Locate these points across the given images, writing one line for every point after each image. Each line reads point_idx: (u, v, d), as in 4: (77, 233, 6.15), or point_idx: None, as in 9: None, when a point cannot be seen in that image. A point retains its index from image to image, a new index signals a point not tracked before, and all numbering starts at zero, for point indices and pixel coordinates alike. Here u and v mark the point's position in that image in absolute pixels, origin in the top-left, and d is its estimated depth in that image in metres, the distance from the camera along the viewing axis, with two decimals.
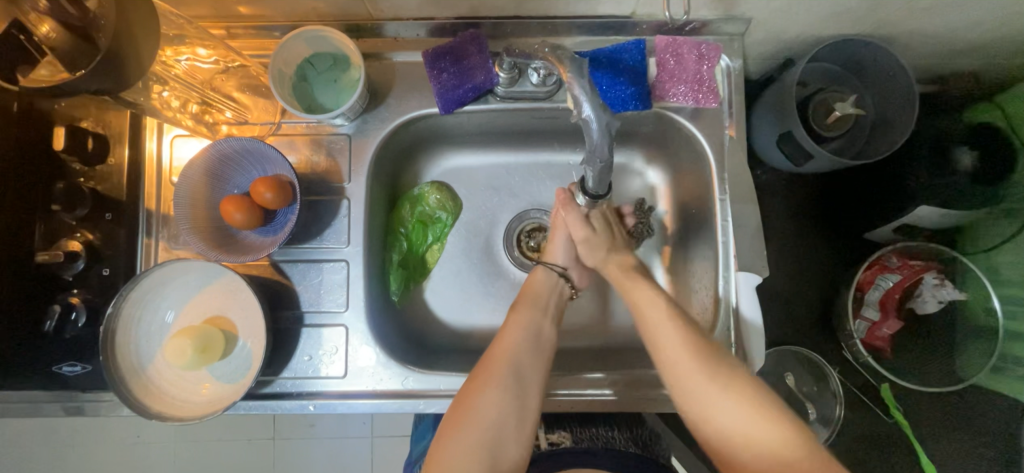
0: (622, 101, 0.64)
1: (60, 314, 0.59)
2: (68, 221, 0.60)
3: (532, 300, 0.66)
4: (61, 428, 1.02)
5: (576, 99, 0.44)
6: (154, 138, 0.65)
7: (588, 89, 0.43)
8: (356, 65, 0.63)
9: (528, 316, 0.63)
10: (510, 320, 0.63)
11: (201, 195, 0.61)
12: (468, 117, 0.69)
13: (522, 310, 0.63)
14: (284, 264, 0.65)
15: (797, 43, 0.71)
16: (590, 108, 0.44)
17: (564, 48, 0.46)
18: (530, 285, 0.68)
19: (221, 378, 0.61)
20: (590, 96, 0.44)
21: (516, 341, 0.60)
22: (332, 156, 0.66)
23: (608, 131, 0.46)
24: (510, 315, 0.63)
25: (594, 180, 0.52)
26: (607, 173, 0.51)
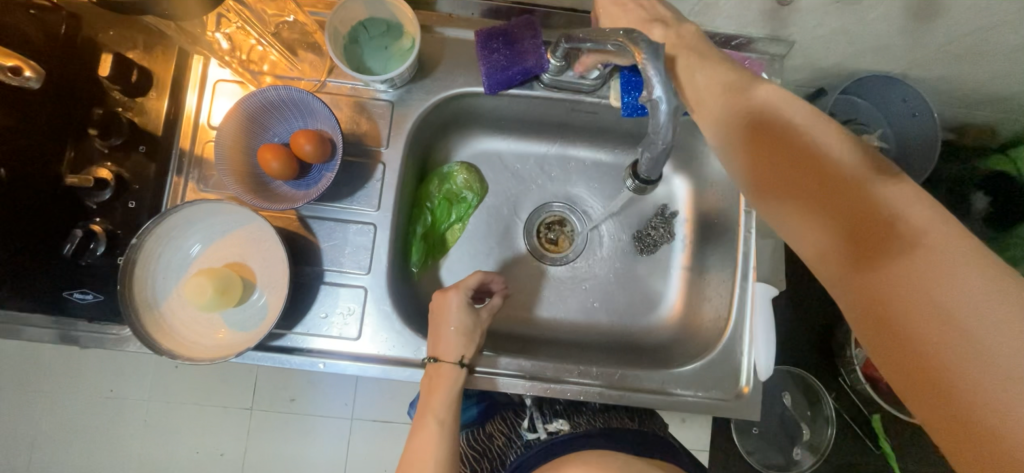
0: (632, 109, 0.63)
1: (81, 242, 0.58)
2: (101, 149, 0.60)
3: (440, 408, 0.57)
4: (12, 381, 0.93)
5: (648, 80, 0.44)
6: (195, 93, 0.65)
7: (662, 71, 0.44)
8: (409, 34, 0.64)
9: (433, 435, 0.55)
10: (416, 446, 0.55)
11: (238, 141, 0.61)
12: (510, 100, 0.71)
13: (427, 426, 0.56)
14: (312, 220, 0.65)
15: (832, 74, 0.73)
16: (661, 90, 0.44)
17: (640, 32, 0.47)
18: (428, 400, 0.58)
19: (235, 325, 0.60)
20: (662, 78, 0.44)
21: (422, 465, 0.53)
22: (372, 121, 0.66)
23: (674, 115, 0.45)
24: (414, 437, 0.56)
25: (649, 166, 0.52)
26: (664, 159, 0.50)
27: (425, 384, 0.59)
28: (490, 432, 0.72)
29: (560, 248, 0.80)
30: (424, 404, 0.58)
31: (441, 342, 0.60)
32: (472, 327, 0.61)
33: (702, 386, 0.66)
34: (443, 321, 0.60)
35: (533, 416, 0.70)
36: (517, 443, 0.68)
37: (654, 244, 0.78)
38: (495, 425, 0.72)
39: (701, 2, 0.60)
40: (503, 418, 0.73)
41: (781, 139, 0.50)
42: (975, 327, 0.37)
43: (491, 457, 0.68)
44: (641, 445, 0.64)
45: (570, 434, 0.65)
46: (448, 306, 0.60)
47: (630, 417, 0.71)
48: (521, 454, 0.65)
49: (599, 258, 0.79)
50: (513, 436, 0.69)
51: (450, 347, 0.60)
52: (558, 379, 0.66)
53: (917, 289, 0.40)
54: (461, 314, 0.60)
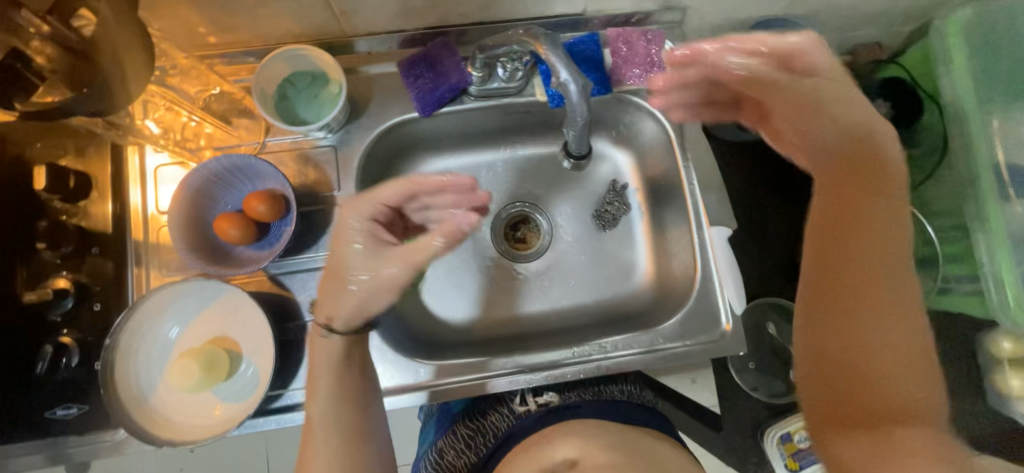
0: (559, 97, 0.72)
1: (53, 356, 0.58)
2: (52, 261, 0.60)
3: (321, 381, 0.58)
4: None
5: (554, 67, 0.55)
6: (137, 188, 0.65)
7: (562, 57, 0.54)
8: (335, 80, 0.66)
9: (321, 405, 0.57)
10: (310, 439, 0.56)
11: (193, 217, 0.62)
12: (446, 119, 0.74)
13: (318, 410, 0.57)
14: (284, 275, 0.66)
15: (729, 27, 0.80)
16: (566, 73, 0.55)
17: (536, 28, 0.57)
18: (316, 378, 0.58)
19: (228, 398, 0.60)
20: (564, 63, 0.55)
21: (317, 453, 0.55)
22: (320, 168, 0.68)
23: (584, 91, 0.56)
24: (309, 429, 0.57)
25: (577, 141, 0.64)
26: (586, 131, 0.62)
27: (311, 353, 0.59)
28: (483, 413, 0.73)
29: (528, 245, 0.83)
30: (311, 391, 0.58)
31: (324, 297, 0.58)
32: (359, 278, 0.56)
33: (688, 335, 0.70)
34: (336, 272, 0.57)
35: (522, 391, 0.72)
36: (510, 415, 0.70)
37: (613, 219, 0.82)
38: (488, 404, 0.74)
39: None
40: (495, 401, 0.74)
41: (863, 163, 0.52)
42: (894, 428, 0.45)
43: (486, 432, 0.70)
44: (631, 415, 0.68)
45: (560, 406, 0.69)
46: (339, 237, 0.58)
47: (619, 390, 0.73)
48: (517, 425, 0.68)
49: (567, 244, 0.82)
50: (506, 411, 0.71)
51: (333, 306, 0.57)
52: (553, 364, 0.69)
53: (879, 393, 0.47)
54: (354, 228, 0.57)
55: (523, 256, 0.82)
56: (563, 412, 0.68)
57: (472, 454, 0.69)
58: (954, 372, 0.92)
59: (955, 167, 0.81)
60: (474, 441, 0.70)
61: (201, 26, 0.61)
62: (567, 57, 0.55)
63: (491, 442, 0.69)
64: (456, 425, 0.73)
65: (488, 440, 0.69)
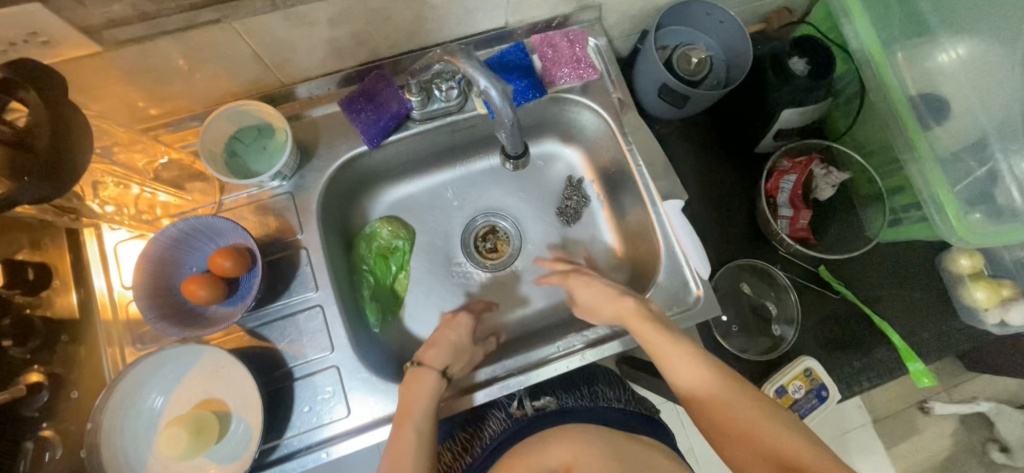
0: None
1: (35, 452, 0.57)
2: (20, 357, 0.58)
3: (412, 413, 0.61)
4: None
5: (474, 77, 0.58)
6: (101, 275, 0.65)
7: (479, 67, 0.58)
8: (280, 128, 0.68)
9: (411, 434, 0.59)
10: (398, 447, 0.59)
11: (161, 285, 0.62)
12: (396, 147, 0.76)
13: (406, 431, 0.59)
14: (259, 327, 0.66)
15: (645, 16, 0.85)
16: (485, 81, 0.58)
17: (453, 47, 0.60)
18: (405, 400, 0.62)
19: (223, 459, 0.59)
20: (482, 72, 0.58)
21: (403, 453, 0.58)
22: (280, 216, 0.70)
23: (505, 95, 0.60)
24: (393, 441, 0.59)
25: (510, 141, 0.68)
26: (517, 131, 0.66)
27: (400, 392, 0.63)
28: (481, 419, 0.76)
29: (500, 253, 0.85)
30: (403, 410, 0.61)
31: (430, 352, 0.67)
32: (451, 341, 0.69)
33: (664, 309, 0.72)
34: (440, 336, 0.69)
35: (520, 396, 0.74)
36: (506, 419, 0.72)
37: (575, 212, 0.86)
38: (488, 412, 0.76)
39: (511, 4, 0.69)
40: (493, 408, 0.76)
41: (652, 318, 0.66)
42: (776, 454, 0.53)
43: (481, 436, 0.72)
44: (624, 422, 0.68)
45: (556, 410, 0.69)
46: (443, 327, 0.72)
47: (616, 398, 0.74)
48: (507, 428, 0.69)
49: (536, 246, 0.85)
50: (502, 415, 0.72)
51: (437, 355, 0.66)
52: (541, 361, 0.71)
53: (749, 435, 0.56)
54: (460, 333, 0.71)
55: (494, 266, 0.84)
56: (554, 415, 0.68)
57: (467, 456, 0.71)
58: (924, 297, 0.97)
59: (877, 107, 0.87)
60: (471, 445, 0.73)
61: (139, 101, 0.63)
62: (484, 66, 0.58)
63: (482, 443, 0.71)
64: (458, 432, 0.77)
65: (483, 443, 0.71)
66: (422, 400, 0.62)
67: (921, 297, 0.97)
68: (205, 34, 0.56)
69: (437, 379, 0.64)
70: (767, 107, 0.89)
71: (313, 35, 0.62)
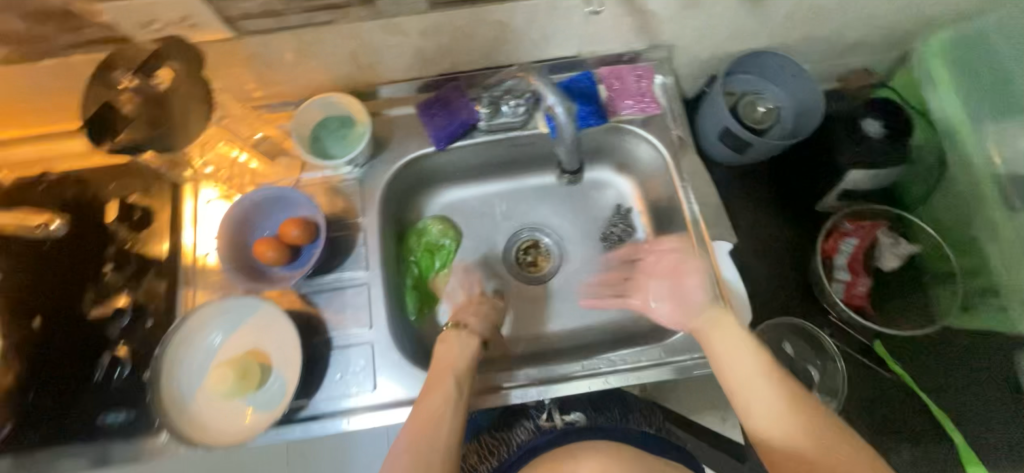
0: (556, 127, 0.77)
1: (108, 365, 0.65)
2: (116, 282, 0.69)
3: (445, 378, 0.63)
4: None
5: (544, 92, 0.62)
6: (188, 231, 0.73)
7: (549, 84, 0.62)
8: (361, 121, 0.76)
9: (448, 384, 0.63)
10: (426, 405, 0.60)
11: (235, 242, 0.70)
12: (459, 152, 0.82)
13: (436, 392, 0.61)
14: (310, 294, 0.72)
15: (716, 61, 0.87)
16: (553, 97, 0.62)
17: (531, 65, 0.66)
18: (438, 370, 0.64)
19: (258, 407, 0.64)
20: (552, 89, 0.62)
21: (431, 411, 0.60)
22: (347, 198, 0.77)
23: (569, 113, 0.64)
24: (423, 399, 0.61)
25: (568, 156, 0.72)
26: (576, 146, 0.69)
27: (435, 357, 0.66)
28: (507, 424, 0.75)
29: (539, 268, 0.88)
30: (433, 375, 0.63)
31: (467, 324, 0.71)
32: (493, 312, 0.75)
33: (696, 350, 0.71)
34: (474, 307, 0.75)
35: (550, 407, 0.73)
36: (535, 429, 0.71)
37: (619, 240, 0.87)
38: (514, 417, 0.75)
39: (585, 35, 0.74)
40: (519, 414, 0.75)
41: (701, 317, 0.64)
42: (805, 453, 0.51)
43: (506, 441, 0.73)
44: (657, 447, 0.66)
45: (587, 426, 0.68)
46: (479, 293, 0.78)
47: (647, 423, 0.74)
48: (539, 438, 0.69)
49: (575, 266, 0.87)
50: (531, 425, 0.72)
51: (473, 321, 0.72)
52: (564, 376, 0.72)
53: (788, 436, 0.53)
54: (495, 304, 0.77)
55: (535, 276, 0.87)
56: (583, 432, 0.67)
57: (495, 459, 0.72)
58: None
59: (955, 181, 0.84)
60: (497, 450, 0.73)
61: (250, 82, 0.73)
62: (551, 82, 0.62)
63: (509, 450, 0.71)
64: (482, 435, 0.77)
65: (510, 449, 0.71)
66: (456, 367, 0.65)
67: (994, 394, 0.86)
68: (318, 31, 0.65)
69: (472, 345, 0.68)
70: (833, 164, 0.87)
71: (405, 43, 0.70)
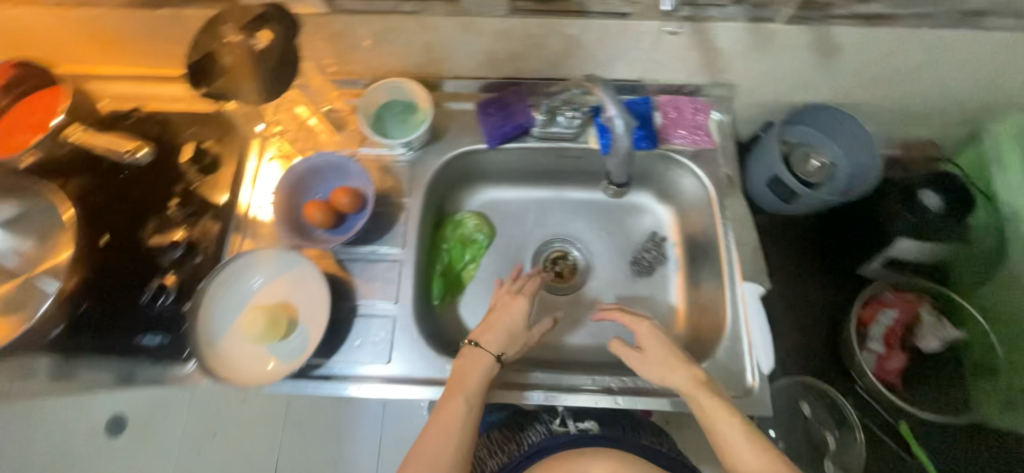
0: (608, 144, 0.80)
1: (155, 290, 0.70)
2: (177, 217, 0.74)
3: (467, 387, 0.65)
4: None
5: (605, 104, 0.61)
6: (246, 190, 0.78)
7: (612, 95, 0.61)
8: (423, 109, 0.80)
9: (460, 407, 0.64)
10: (444, 412, 0.63)
11: (286, 200, 0.74)
12: (507, 153, 0.84)
13: (457, 401, 0.64)
14: (346, 261, 0.75)
15: (775, 109, 0.87)
16: (614, 108, 0.61)
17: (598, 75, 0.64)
18: (462, 377, 0.66)
19: (279, 356, 0.68)
20: (613, 100, 0.62)
21: (451, 418, 0.63)
22: (396, 178, 0.80)
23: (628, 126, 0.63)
24: (444, 405, 0.64)
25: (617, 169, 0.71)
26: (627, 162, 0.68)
27: (457, 365, 0.67)
28: (519, 424, 0.78)
29: (565, 280, 0.88)
30: (456, 382, 0.66)
31: (487, 335, 0.70)
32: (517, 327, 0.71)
33: None
34: (495, 319, 0.71)
35: (564, 414, 0.76)
36: (547, 432, 0.74)
37: (649, 266, 0.87)
38: (527, 420, 0.78)
39: (649, 61, 0.76)
40: (532, 418, 0.78)
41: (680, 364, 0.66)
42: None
43: (517, 440, 0.75)
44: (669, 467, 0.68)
45: (601, 435, 0.71)
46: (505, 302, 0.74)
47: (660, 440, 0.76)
48: (552, 440, 0.72)
49: (600, 284, 0.87)
50: (543, 426, 0.75)
51: (494, 339, 0.69)
52: (572, 387, 0.72)
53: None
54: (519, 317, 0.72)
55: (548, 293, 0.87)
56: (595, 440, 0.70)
57: (503, 456, 0.74)
58: None
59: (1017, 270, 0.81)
60: (507, 446, 0.75)
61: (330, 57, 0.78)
62: (615, 96, 0.62)
63: (519, 449, 0.73)
64: (493, 431, 0.80)
65: (520, 448, 0.74)
66: (476, 380, 0.66)
67: None
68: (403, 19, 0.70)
69: (490, 365, 0.67)
70: (883, 231, 0.85)
71: (478, 42, 0.74)
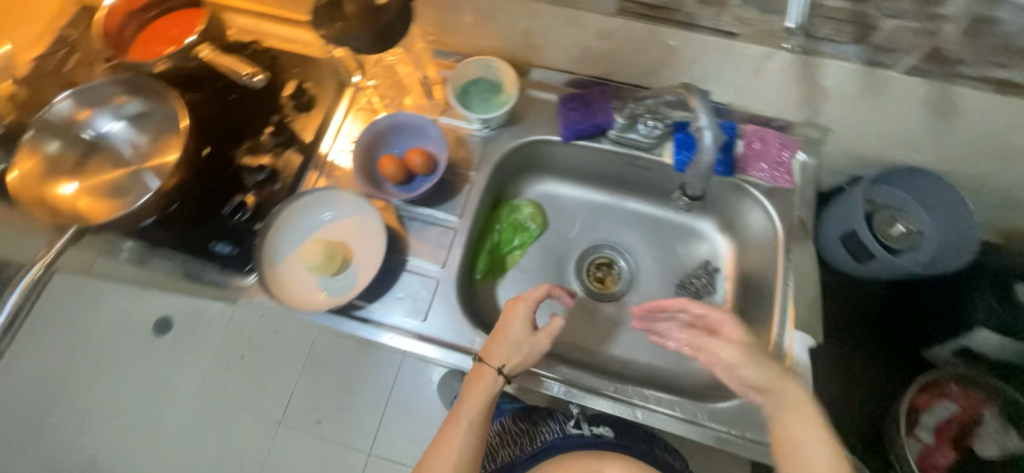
0: (683, 163, 0.79)
1: (236, 205, 0.76)
2: (267, 144, 0.80)
3: (472, 406, 0.66)
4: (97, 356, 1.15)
5: (698, 116, 0.56)
6: (329, 140, 0.83)
7: (707, 109, 0.56)
8: (508, 92, 0.82)
9: (463, 428, 0.66)
10: (450, 431, 0.66)
11: (366, 148, 0.79)
12: (579, 151, 0.85)
13: (460, 420, 0.67)
14: (405, 218, 0.79)
15: (867, 164, 0.83)
16: (705, 120, 0.56)
17: (694, 84, 0.59)
18: (467, 395, 0.67)
19: (328, 290, 0.73)
20: (707, 113, 0.56)
21: (455, 438, 0.66)
22: (468, 150, 0.83)
23: (717, 142, 0.58)
24: (449, 423, 0.67)
25: (694, 181, 0.67)
26: (705, 177, 0.65)
27: (465, 382, 0.68)
28: (535, 419, 0.85)
29: (606, 287, 0.88)
30: (462, 400, 0.68)
31: (491, 347, 0.68)
32: (521, 338, 0.68)
33: (736, 425, 0.68)
34: (501, 329, 0.69)
35: (579, 417, 0.81)
36: (560, 431, 0.80)
37: (696, 293, 0.86)
38: (543, 416, 0.85)
39: (745, 86, 0.74)
40: (547, 416, 0.85)
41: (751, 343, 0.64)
42: None
43: (531, 434, 0.83)
44: None
45: (614, 443, 0.78)
46: (511, 311, 0.70)
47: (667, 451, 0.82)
48: (565, 442, 0.78)
49: (641, 299, 0.87)
50: (555, 425, 0.81)
51: (497, 352, 0.68)
52: (593, 390, 0.72)
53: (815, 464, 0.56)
54: (522, 326, 0.68)
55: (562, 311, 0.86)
56: (606, 448, 0.77)
57: (516, 447, 0.82)
58: None
59: None
60: (521, 438, 0.83)
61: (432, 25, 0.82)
62: (713, 108, 0.56)
63: (531, 443, 0.81)
64: (510, 420, 0.88)
65: (533, 442, 0.81)
66: (481, 397, 0.66)
67: None
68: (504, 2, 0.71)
69: (497, 383, 0.66)
70: (959, 317, 0.82)
71: (577, 36, 0.74)
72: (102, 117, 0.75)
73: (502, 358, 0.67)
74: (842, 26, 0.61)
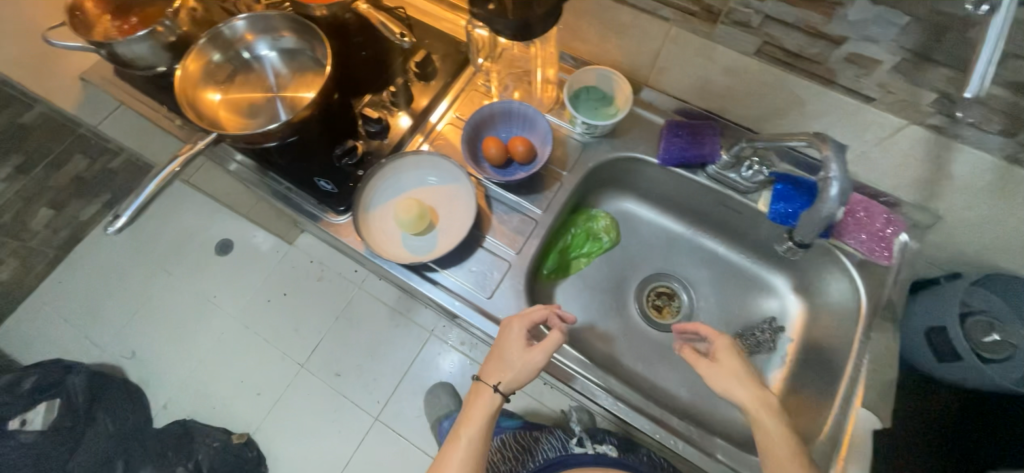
0: (782, 216, 0.77)
1: (347, 149, 0.80)
2: (386, 100, 0.86)
3: (472, 425, 0.70)
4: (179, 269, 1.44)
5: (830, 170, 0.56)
6: (439, 112, 0.89)
7: (841, 165, 0.55)
8: (619, 106, 0.84)
9: (463, 444, 0.70)
10: (450, 449, 0.70)
11: (478, 124, 0.83)
12: (672, 178, 0.85)
13: (459, 440, 0.70)
14: (492, 200, 0.82)
15: (969, 264, 0.81)
16: (838, 174, 0.56)
17: (824, 134, 0.59)
18: (467, 415, 0.71)
19: (408, 247, 0.77)
20: (840, 170, 0.56)
21: (456, 453, 0.69)
22: (565, 151, 0.86)
23: (843, 196, 0.57)
24: (450, 440, 0.71)
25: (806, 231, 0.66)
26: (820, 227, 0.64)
27: (466, 401, 0.73)
28: (534, 440, 0.96)
29: (663, 316, 0.89)
30: (462, 421, 0.72)
31: (490, 365, 0.71)
32: (517, 359, 0.68)
33: None
34: (498, 347, 0.70)
35: (582, 437, 0.92)
36: (564, 446, 0.90)
37: (758, 346, 0.84)
38: (542, 437, 0.95)
39: (863, 153, 0.73)
40: (546, 435, 0.96)
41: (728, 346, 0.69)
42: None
43: (533, 450, 0.92)
44: None
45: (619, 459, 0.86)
46: (507, 329, 0.70)
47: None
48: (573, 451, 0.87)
49: None
50: (559, 444, 0.91)
51: (492, 369, 0.70)
52: (640, 409, 0.72)
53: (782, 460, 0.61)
54: (517, 346, 0.68)
55: (615, 327, 0.88)
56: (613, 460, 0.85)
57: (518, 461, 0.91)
58: None
59: None
60: (522, 455, 0.92)
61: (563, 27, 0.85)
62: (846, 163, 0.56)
63: (533, 459, 0.90)
64: (510, 439, 0.97)
65: (535, 457, 0.90)
66: (480, 414, 0.70)
67: None
68: (647, 21, 0.73)
69: (495, 401, 0.70)
70: None
71: (703, 68, 0.76)
72: (261, 44, 0.83)
73: (497, 378, 0.69)
74: (994, 115, 0.58)
